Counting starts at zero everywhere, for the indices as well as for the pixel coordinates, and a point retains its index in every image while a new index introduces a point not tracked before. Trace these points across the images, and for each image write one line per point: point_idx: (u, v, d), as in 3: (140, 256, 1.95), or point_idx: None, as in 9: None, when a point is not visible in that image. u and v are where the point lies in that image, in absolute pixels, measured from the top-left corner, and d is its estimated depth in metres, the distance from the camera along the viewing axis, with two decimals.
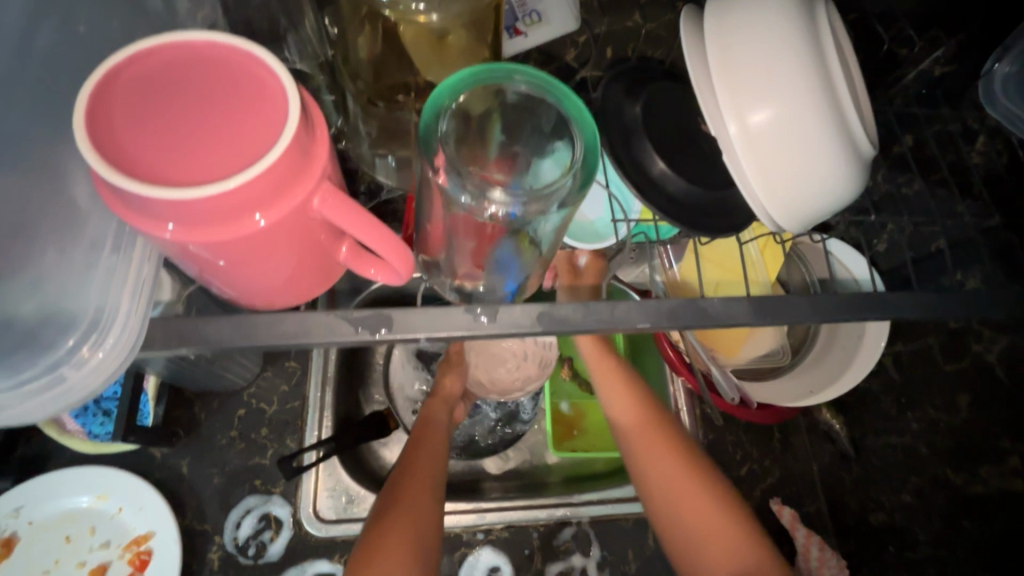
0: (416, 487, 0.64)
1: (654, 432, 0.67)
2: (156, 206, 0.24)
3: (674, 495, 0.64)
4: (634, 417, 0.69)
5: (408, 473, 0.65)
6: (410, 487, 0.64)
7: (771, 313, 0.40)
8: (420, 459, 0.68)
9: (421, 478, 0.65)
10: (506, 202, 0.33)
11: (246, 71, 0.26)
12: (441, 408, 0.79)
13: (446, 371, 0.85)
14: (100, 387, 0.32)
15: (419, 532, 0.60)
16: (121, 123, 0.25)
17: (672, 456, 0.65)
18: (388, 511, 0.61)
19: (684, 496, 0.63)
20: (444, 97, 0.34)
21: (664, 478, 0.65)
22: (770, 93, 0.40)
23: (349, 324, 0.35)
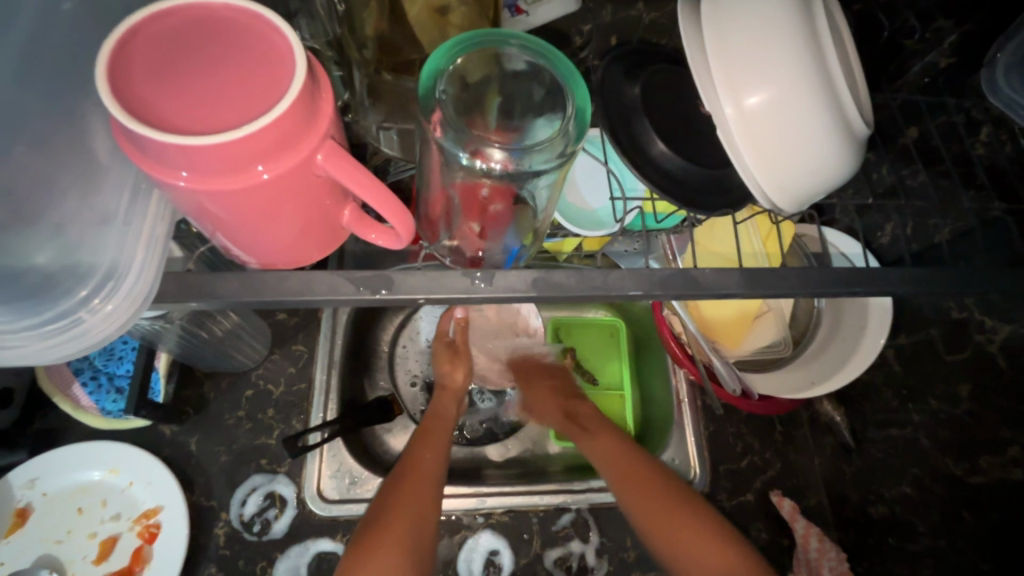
0: (415, 485, 0.63)
1: (643, 486, 0.67)
2: (169, 153, 0.26)
3: (680, 549, 0.62)
4: (616, 467, 0.70)
5: (408, 468, 0.65)
6: (410, 483, 0.63)
7: (762, 285, 0.41)
8: (421, 455, 0.67)
9: (422, 473, 0.65)
10: (505, 157, 0.34)
11: (257, 30, 0.28)
12: (452, 402, 0.79)
13: (454, 360, 0.82)
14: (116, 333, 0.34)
15: (416, 531, 0.60)
16: (140, 75, 0.26)
17: (668, 509, 0.64)
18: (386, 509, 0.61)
19: (695, 550, 0.61)
20: (443, 62, 0.35)
21: (662, 532, 0.63)
22: (765, 67, 0.41)
23: (352, 285, 0.36)
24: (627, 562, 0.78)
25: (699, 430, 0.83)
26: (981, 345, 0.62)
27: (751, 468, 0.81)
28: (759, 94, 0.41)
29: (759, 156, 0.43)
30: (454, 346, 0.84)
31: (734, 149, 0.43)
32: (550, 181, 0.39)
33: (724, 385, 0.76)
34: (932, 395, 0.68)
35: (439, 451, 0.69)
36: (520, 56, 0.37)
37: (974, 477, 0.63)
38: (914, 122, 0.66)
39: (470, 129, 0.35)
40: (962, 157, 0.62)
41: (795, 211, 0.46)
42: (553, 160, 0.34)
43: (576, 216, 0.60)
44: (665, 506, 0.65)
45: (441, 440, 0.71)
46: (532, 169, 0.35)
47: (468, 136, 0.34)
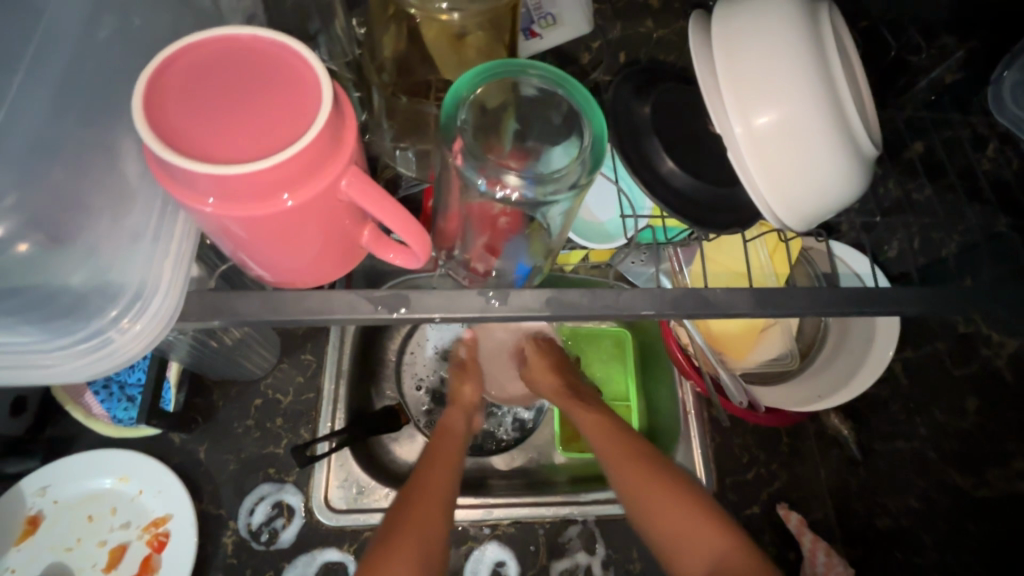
0: (425, 500, 0.64)
1: (645, 474, 0.65)
2: (200, 181, 0.26)
3: (681, 537, 0.61)
4: (621, 458, 0.68)
5: (416, 484, 0.66)
6: (419, 496, 0.64)
7: (771, 305, 0.41)
8: (430, 470, 0.68)
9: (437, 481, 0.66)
10: (521, 185, 0.35)
11: (285, 62, 0.29)
12: (460, 417, 0.79)
13: (462, 378, 0.84)
14: (143, 352, 0.35)
15: (425, 542, 0.60)
16: (173, 104, 0.27)
17: (669, 498, 0.63)
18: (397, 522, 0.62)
19: (682, 534, 0.61)
20: (463, 89, 0.36)
21: (665, 520, 0.62)
22: (776, 91, 0.42)
23: (369, 303, 0.37)
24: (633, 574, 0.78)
25: (705, 440, 0.83)
26: (988, 360, 0.62)
27: (757, 480, 0.81)
28: (770, 116, 0.42)
29: (768, 177, 0.43)
30: (460, 365, 0.87)
31: (744, 169, 0.44)
32: (565, 208, 0.39)
33: (730, 397, 0.77)
34: (937, 406, 0.68)
35: (450, 466, 0.69)
36: (538, 83, 0.37)
37: (982, 490, 0.63)
38: (920, 137, 0.67)
39: (487, 156, 0.36)
40: (967, 170, 0.63)
41: (803, 230, 0.47)
42: (567, 189, 0.35)
43: (585, 229, 0.61)
44: (667, 493, 0.63)
45: (450, 454, 0.71)
46: (547, 197, 0.35)
47: (486, 163, 0.35)
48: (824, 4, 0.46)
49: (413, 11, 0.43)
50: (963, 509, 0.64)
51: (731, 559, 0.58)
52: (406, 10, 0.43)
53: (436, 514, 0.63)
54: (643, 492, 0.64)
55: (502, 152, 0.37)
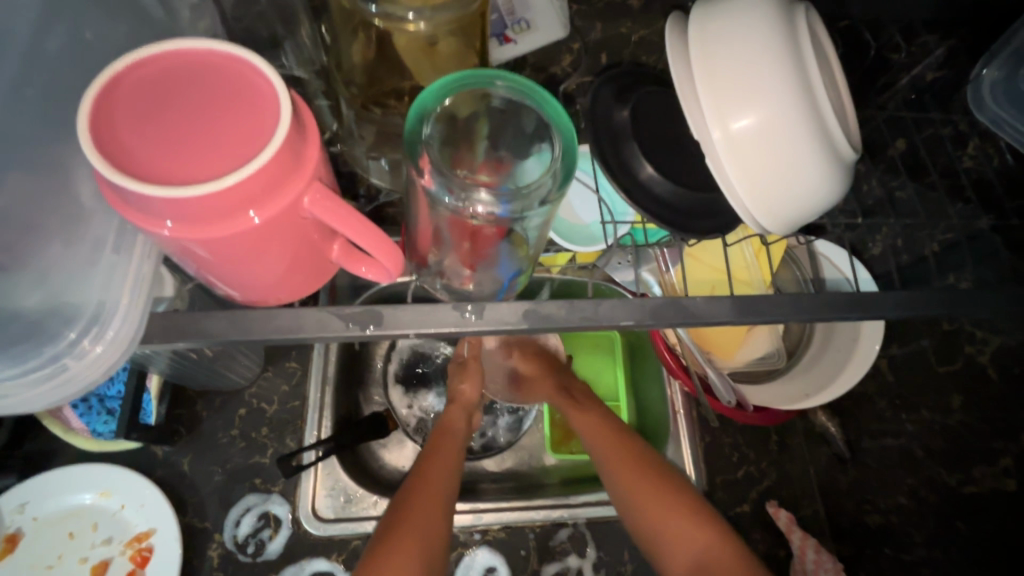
0: (425, 506, 0.62)
1: (636, 468, 0.66)
2: (154, 204, 0.25)
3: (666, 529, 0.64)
4: (613, 450, 0.68)
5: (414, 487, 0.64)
6: (419, 498, 0.63)
7: (750, 313, 0.41)
8: (430, 472, 0.66)
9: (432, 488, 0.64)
10: (492, 202, 0.34)
11: (241, 75, 0.28)
12: (461, 415, 0.78)
13: (460, 377, 0.82)
14: (99, 379, 0.35)
15: (426, 545, 0.60)
16: (125, 124, 0.26)
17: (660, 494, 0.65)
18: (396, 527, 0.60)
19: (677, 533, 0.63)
20: (430, 102, 0.35)
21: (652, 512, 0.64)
22: (753, 96, 0.41)
23: (341, 320, 0.36)
24: None
25: (695, 440, 0.83)
26: (973, 356, 0.69)
27: (747, 478, 0.81)
28: (747, 122, 0.41)
29: (747, 183, 0.43)
30: (462, 362, 0.84)
31: (722, 174, 0.43)
32: (541, 220, 0.38)
33: (719, 397, 0.76)
34: (924, 405, 0.71)
35: (448, 467, 0.68)
36: (506, 95, 0.36)
37: (969, 487, 0.67)
38: (902, 135, 0.66)
39: (455, 172, 0.35)
40: (950, 168, 0.64)
41: (785, 235, 0.46)
42: (539, 203, 0.34)
43: (572, 233, 0.61)
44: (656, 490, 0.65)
45: (450, 454, 0.70)
46: (520, 213, 0.35)
47: (454, 181, 0.34)
48: (801, 5, 0.45)
49: (377, 22, 0.41)
50: (951, 508, 0.67)
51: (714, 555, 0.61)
52: (370, 20, 0.41)
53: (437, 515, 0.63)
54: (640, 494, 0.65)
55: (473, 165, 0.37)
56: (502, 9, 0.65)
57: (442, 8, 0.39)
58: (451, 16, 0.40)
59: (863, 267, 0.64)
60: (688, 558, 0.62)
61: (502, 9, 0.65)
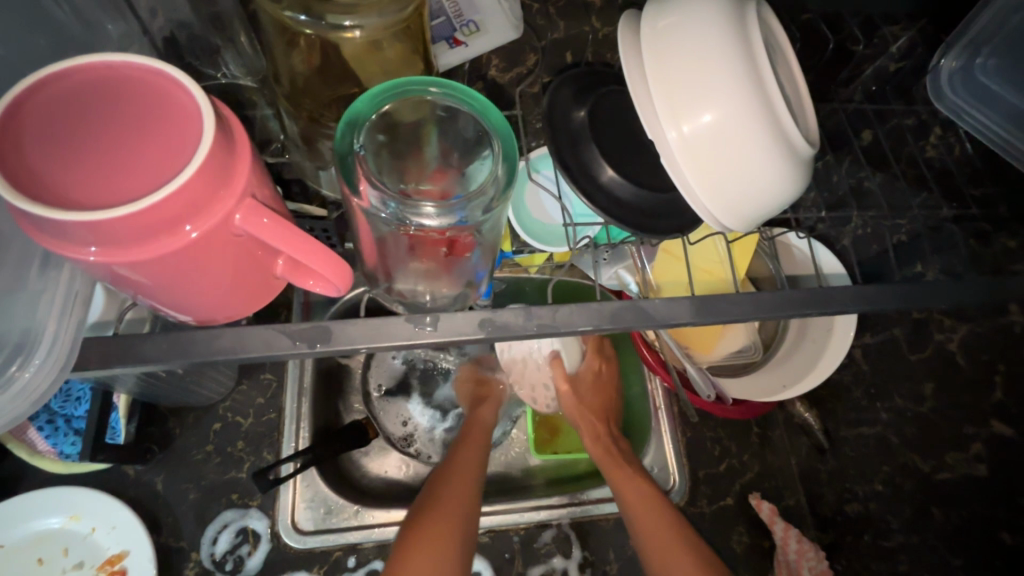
0: (451, 497, 0.65)
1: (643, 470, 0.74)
2: (71, 230, 0.24)
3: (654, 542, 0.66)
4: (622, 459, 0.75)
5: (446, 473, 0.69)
6: (448, 492, 0.66)
7: (712, 314, 0.40)
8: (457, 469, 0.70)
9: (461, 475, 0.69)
10: (431, 214, 0.34)
11: (159, 88, 0.26)
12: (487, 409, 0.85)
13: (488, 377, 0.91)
14: (24, 409, 0.33)
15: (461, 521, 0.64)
16: (38, 147, 0.25)
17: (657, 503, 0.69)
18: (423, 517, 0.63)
19: (662, 542, 0.65)
20: (362, 114, 0.35)
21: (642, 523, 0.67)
22: (704, 94, 0.41)
23: (287, 338, 0.35)
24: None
25: (676, 435, 0.84)
26: (942, 344, 0.68)
27: (729, 472, 0.83)
28: (699, 121, 0.41)
29: (703, 183, 0.43)
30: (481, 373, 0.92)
31: (679, 174, 0.43)
32: (491, 225, 0.38)
33: (698, 392, 0.76)
34: (897, 393, 0.72)
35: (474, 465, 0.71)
36: (444, 101, 0.36)
37: (942, 473, 0.67)
38: (868, 127, 0.67)
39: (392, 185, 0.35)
40: (913, 159, 0.65)
41: (748, 230, 0.46)
42: (482, 210, 0.34)
43: (545, 235, 0.62)
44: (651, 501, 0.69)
45: (473, 447, 0.76)
46: (461, 221, 0.34)
47: (390, 195, 0.34)
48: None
49: (309, 30, 0.40)
50: (925, 495, 0.68)
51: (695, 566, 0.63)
52: (301, 30, 0.41)
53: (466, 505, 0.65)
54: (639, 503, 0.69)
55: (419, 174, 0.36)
56: (449, 9, 0.64)
57: (374, 12, 0.39)
58: (386, 19, 0.39)
59: (823, 247, 0.63)
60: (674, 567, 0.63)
61: (448, 11, 0.64)
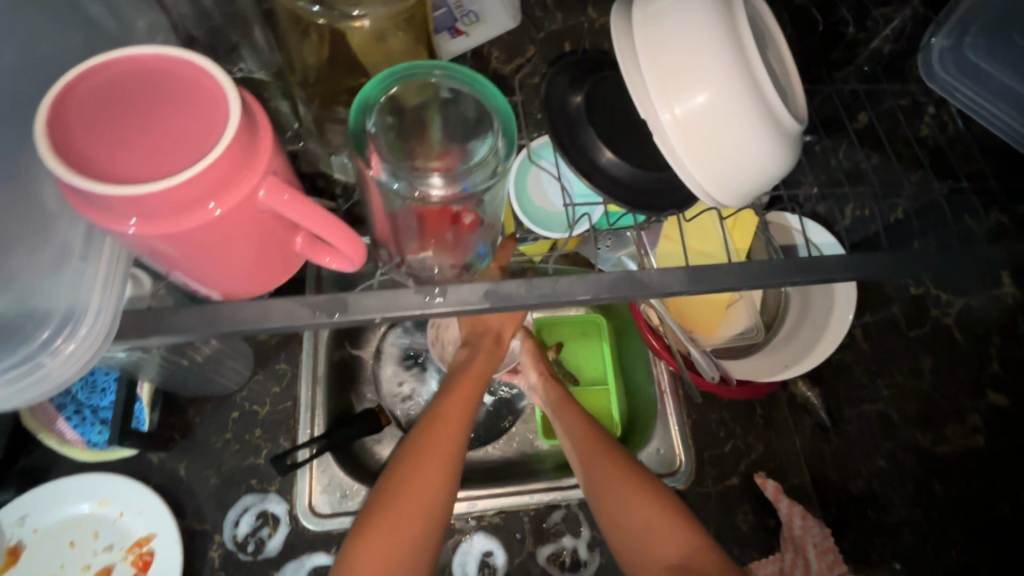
0: (422, 476, 0.59)
1: (603, 457, 0.68)
2: (114, 203, 0.27)
3: (643, 530, 0.63)
4: (586, 438, 0.71)
5: (423, 435, 0.61)
6: (406, 488, 0.58)
7: (704, 283, 0.42)
8: (427, 455, 0.60)
9: (440, 439, 0.61)
10: (441, 186, 0.37)
11: (191, 76, 0.29)
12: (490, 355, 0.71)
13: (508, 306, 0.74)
14: (74, 374, 0.36)
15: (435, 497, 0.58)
16: (81, 129, 0.28)
17: (641, 489, 0.65)
18: (381, 510, 0.57)
19: (652, 529, 0.62)
20: (372, 95, 0.38)
21: (624, 507, 0.64)
22: (695, 76, 0.43)
23: (306, 309, 0.38)
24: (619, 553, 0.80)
25: (682, 418, 0.86)
26: (939, 319, 0.69)
27: (735, 452, 0.85)
28: (691, 102, 0.43)
29: (696, 161, 0.45)
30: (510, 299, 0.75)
31: (673, 154, 0.45)
32: (493, 196, 0.41)
33: (703, 373, 0.78)
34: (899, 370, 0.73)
35: (445, 454, 0.60)
36: (447, 83, 0.39)
37: (941, 447, 0.68)
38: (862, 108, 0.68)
39: (402, 162, 0.37)
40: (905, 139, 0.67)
41: (741, 206, 0.48)
42: (490, 179, 0.38)
43: (547, 220, 0.64)
44: (634, 485, 0.65)
45: (462, 401, 0.65)
46: (471, 189, 0.37)
47: (404, 170, 0.37)
48: None
49: (322, 22, 0.43)
50: (926, 469, 0.70)
51: (694, 554, 0.60)
52: (314, 21, 0.43)
53: (431, 508, 0.58)
54: (619, 491, 0.65)
55: (428, 152, 0.39)
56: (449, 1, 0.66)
57: (381, 3, 0.42)
58: (391, 8, 0.43)
59: (815, 224, 0.67)
60: (669, 554, 0.61)
61: (448, 2, 0.66)
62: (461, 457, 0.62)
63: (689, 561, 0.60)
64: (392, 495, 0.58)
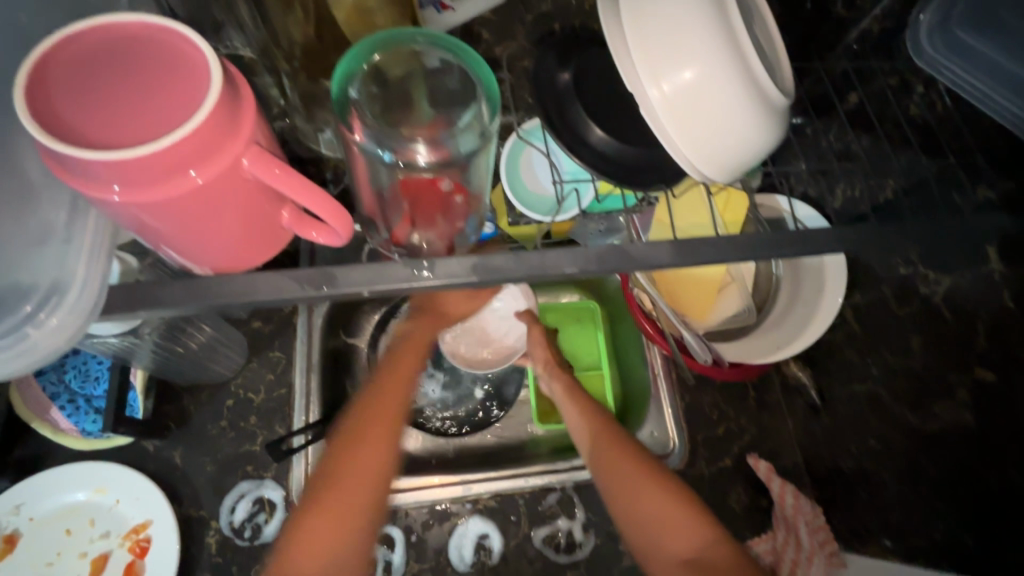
0: (358, 453, 0.56)
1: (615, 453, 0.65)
2: (96, 169, 0.27)
3: (658, 525, 0.59)
4: (596, 432, 0.68)
5: (359, 410, 0.59)
6: (343, 465, 0.56)
7: (692, 256, 0.42)
8: (367, 431, 0.57)
9: (376, 413, 0.58)
10: (425, 153, 0.38)
11: (173, 44, 0.29)
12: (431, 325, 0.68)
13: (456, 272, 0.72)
14: (60, 344, 0.36)
15: (371, 473, 0.56)
16: (65, 96, 0.28)
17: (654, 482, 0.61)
18: (319, 489, 0.55)
19: (668, 524, 0.59)
20: (355, 65, 0.39)
21: (638, 501, 0.61)
22: (682, 51, 0.43)
23: (293, 282, 0.38)
24: (614, 535, 0.81)
25: (676, 400, 0.87)
26: (927, 297, 0.69)
27: (727, 434, 0.85)
28: (677, 77, 0.43)
29: (684, 136, 0.45)
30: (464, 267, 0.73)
31: (660, 130, 0.45)
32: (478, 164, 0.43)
33: (695, 356, 0.79)
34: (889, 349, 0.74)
35: (383, 429, 0.58)
36: (429, 52, 0.40)
37: (931, 425, 0.68)
38: None
39: (386, 131, 0.38)
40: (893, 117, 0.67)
41: (729, 182, 0.48)
42: (475, 142, 0.39)
43: (535, 202, 0.64)
44: (643, 477, 0.62)
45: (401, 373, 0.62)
46: (457, 153, 0.39)
47: (387, 137, 0.38)
48: None
49: None
50: (915, 445, 0.70)
51: (711, 549, 0.57)
52: None
53: (374, 481, 0.56)
54: (630, 484, 0.62)
55: (410, 120, 0.39)
56: None
57: None
58: None
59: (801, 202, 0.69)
60: (682, 550, 0.57)
61: None
62: (404, 427, 0.60)
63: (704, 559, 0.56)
64: (332, 469, 0.56)
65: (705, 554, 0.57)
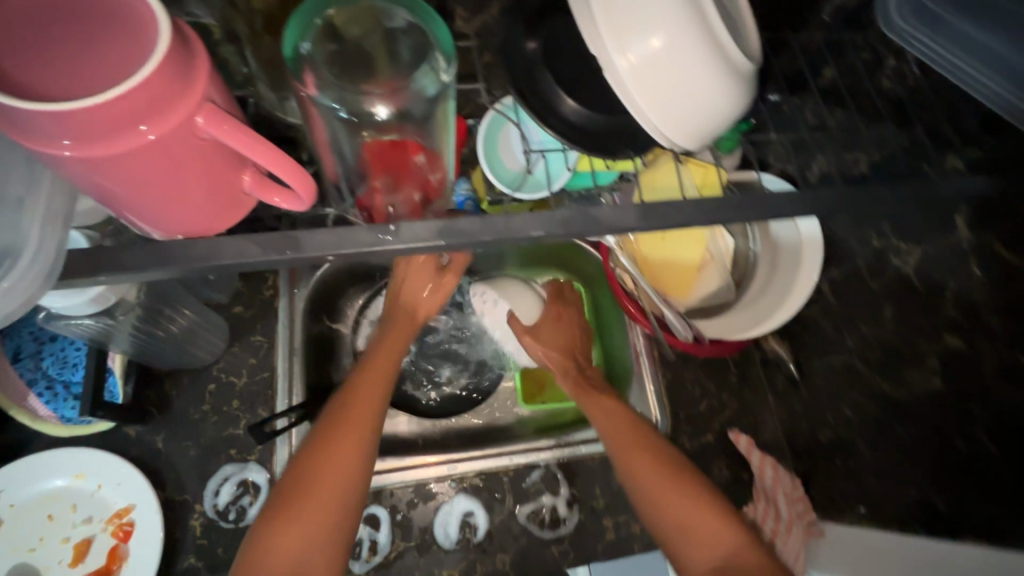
0: (330, 465, 0.56)
1: (636, 448, 0.66)
2: (51, 121, 0.30)
3: (687, 529, 0.59)
4: (624, 433, 0.68)
5: (331, 422, 0.59)
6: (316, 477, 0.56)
7: (659, 218, 0.43)
8: (339, 442, 0.58)
9: (348, 425, 0.59)
10: (380, 111, 0.48)
11: (127, 8, 0.32)
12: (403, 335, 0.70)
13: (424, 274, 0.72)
14: (14, 308, 0.36)
15: (343, 484, 0.56)
16: (23, 61, 0.31)
17: (685, 489, 0.61)
18: (290, 501, 0.55)
19: (697, 529, 0.58)
20: (309, 22, 0.47)
21: (666, 505, 0.61)
22: (645, 18, 0.43)
23: (257, 246, 0.39)
24: (598, 510, 0.82)
25: (657, 378, 0.88)
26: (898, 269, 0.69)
27: (709, 410, 0.87)
28: (642, 44, 0.43)
29: (651, 104, 0.45)
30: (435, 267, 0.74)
31: (628, 97, 0.45)
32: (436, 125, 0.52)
33: (676, 333, 0.80)
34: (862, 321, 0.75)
35: (357, 440, 0.58)
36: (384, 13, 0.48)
37: (898, 392, 0.69)
38: None
39: (341, 85, 0.46)
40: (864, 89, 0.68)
41: (698, 150, 0.49)
42: (432, 88, 0.47)
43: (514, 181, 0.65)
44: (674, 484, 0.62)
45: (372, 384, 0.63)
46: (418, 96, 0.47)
47: (343, 93, 0.46)
48: None
49: None
50: (888, 412, 0.70)
51: (740, 554, 0.55)
52: None
53: (349, 498, 0.56)
54: (660, 489, 0.62)
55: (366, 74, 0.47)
56: None
57: None
58: None
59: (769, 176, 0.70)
60: (710, 557, 0.56)
61: None
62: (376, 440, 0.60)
63: (734, 563, 0.55)
64: (304, 478, 0.56)
65: (734, 559, 0.55)
